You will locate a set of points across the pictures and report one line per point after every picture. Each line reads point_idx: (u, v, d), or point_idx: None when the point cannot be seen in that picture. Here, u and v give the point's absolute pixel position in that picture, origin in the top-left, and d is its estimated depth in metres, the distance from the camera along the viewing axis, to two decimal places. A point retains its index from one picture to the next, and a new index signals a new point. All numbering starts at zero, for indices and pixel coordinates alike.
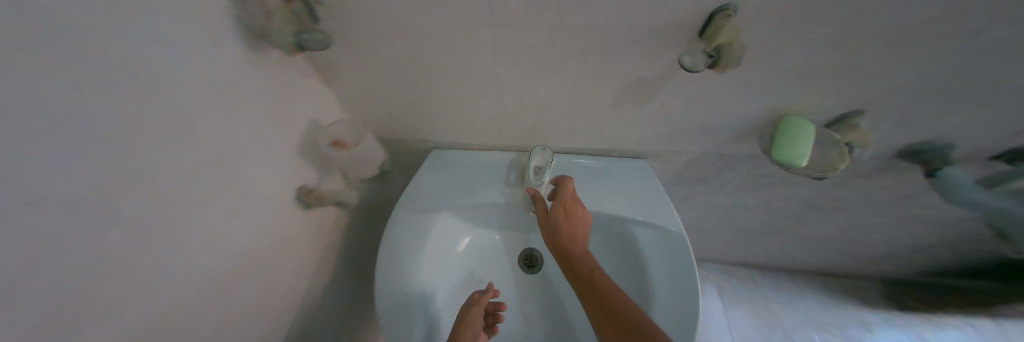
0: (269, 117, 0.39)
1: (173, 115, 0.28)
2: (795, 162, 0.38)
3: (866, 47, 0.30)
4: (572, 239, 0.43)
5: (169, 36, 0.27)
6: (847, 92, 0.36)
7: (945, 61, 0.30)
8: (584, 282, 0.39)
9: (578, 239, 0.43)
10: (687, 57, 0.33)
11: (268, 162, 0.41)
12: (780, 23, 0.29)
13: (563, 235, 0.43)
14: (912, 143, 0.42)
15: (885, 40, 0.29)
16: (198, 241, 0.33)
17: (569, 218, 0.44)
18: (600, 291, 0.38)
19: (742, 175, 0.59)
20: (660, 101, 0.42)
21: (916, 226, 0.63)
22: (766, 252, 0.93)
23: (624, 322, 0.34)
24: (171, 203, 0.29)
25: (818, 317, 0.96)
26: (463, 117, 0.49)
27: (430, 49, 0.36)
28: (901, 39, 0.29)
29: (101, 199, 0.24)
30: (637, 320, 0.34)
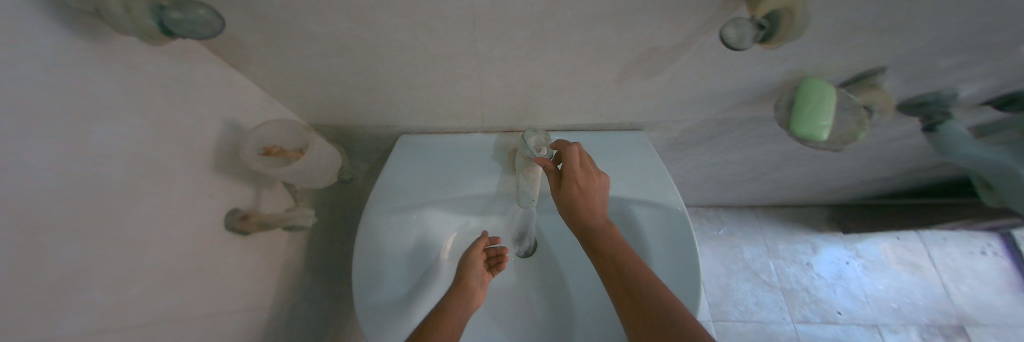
0: (214, 138, 0.30)
1: (90, 170, 0.20)
2: (814, 131, 0.32)
3: (916, 14, 0.26)
4: (588, 215, 0.40)
5: (48, 71, 0.18)
6: (871, 57, 0.33)
7: (990, 26, 0.27)
8: (603, 257, 0.38)
9: (595, 213, 0.40)
10: (731, 30, 0.25)
11: (230, 192, 0.33)
12: None
13: (578, 211, 0.40)
14: (913, 96, 0.39)
15: (942, 6, 0.25)
16: (177, 303, 0.28)
17: (583, 193, 0.39)
18: (619, 264, 0.37)
19: (735, 137, 0.55)
20: (670, 74, 0.36)
21: (881, 168, 0.66)
22: (739, 197, 0.98)
23: (643, 301, 0.33)
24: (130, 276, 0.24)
25: (774, 246, 1.04)
26: (434, 98, 0.40)
27: (382, 23, 0.26)
28: (959, 5, 0.24)
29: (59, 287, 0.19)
30: (658, 298, 0.33)
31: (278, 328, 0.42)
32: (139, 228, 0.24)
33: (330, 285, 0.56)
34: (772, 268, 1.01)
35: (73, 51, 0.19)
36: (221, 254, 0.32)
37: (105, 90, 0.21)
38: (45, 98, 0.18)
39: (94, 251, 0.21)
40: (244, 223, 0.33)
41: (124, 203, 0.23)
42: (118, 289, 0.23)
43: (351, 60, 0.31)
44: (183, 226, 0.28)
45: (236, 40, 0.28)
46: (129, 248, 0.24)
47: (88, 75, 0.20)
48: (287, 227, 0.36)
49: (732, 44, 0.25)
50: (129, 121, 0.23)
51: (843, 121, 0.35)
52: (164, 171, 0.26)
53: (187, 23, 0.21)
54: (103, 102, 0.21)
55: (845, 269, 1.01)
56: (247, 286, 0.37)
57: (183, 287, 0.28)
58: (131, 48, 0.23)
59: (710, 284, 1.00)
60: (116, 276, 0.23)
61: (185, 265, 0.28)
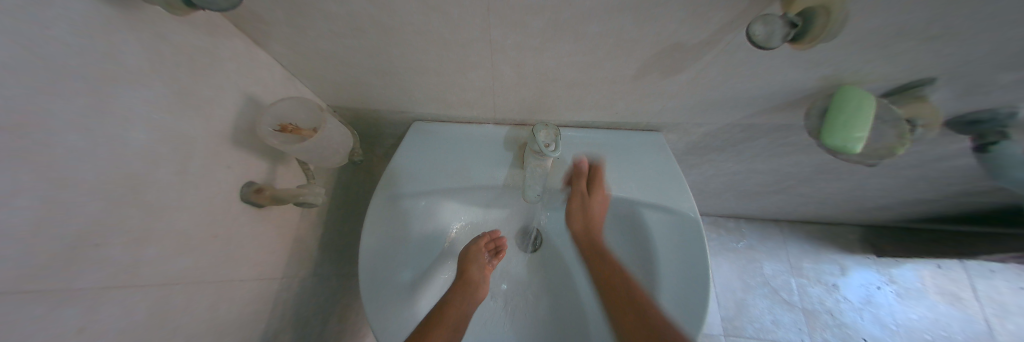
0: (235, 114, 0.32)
1: (122, 136, 0.22)
2: (847, 142, 0.30)
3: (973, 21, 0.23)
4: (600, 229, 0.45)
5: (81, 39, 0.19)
6: (919, 65, 0.30)
7: None
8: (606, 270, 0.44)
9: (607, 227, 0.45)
10: (759, 27, 0.22)
11: (249, 166, 0.35)
12: None
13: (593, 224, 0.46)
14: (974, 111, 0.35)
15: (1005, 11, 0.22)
16: (198, 267, 0.30)
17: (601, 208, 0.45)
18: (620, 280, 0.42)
19: (762, 145, 0.52)
20: (691, 74, 0.34)
21: (924, 188, 0.61)
22: (759, 209, 0.93)
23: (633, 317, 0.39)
24: (159, 237, 0.26)
25: (797, 264, 0.99)
26: (449, 86, 0.40)
27: (397, 5, 0.26)
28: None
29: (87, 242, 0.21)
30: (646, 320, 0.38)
31: (285, 300, 0.44)
32: (161, 192, 0.25)
33: (338, 264, 0.58)
34: (793, 287, 0.96)
35: (99, 16, 0.20)
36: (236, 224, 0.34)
37: (130, 57, 0.22)
38: (72, 59, 0.19)
39: (120, 210, 0.23)
40: (259, 196, 0.35)
41: (150, 168, 0.24)
42: (139, 250, 0.24)
43: (367, 42, 0.32)
44: (203, 194, 0.29)
45: (257, 16, 0.29)
46: (154, 211, 0.25)
47: (112, 42, 0.21)
48: (298, 203, 0.35)
49: (760, 43, 0.23)
50: (154, 89, 0.24)
51: (882, 134, 0.32)
52: (187, 140, 0.27)
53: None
54: (128, 70, 0.22)
55: (876, 294, 0.95)
56: (259, 257, 0.39)
57: (202, 252, 0.30)
58: (157, 19, 0.24)
59: (723, 296, 0.97)
60: (136, 236, 0.24)
61: (202, 232, 0.30)
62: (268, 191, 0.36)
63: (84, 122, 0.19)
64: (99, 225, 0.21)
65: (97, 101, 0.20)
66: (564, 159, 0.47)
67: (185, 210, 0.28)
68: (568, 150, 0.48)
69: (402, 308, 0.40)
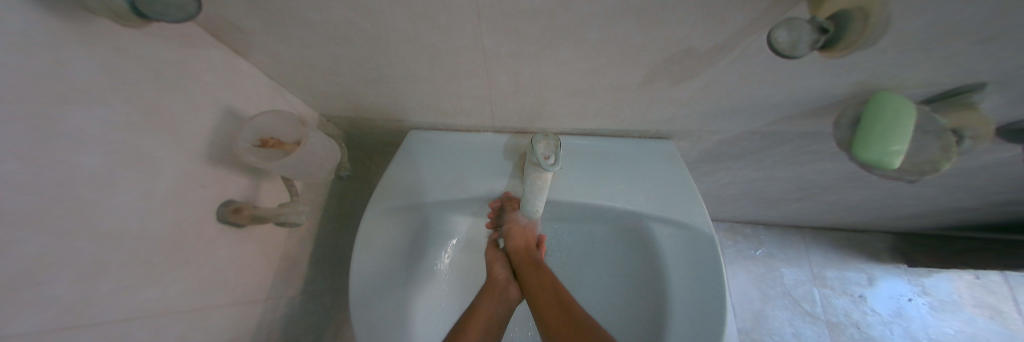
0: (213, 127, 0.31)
1: (83, 159, 0.21)
2: (884, 158, 0.26)
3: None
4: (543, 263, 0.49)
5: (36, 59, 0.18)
6: (968, 69, 0.26)
7: None
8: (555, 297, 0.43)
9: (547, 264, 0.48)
10: (783, 33, 0.20)
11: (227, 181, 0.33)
12: None
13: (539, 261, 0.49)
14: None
15: None
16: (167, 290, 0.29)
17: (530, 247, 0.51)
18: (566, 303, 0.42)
19: (785, 152, 0.48)
20: (705, 80, 0.31)
21: (965, 197, 0.56)
22: (778, 216, 0.88)
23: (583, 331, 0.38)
24: (123, 262, 0.24)
25: (821, 273, 0.93)
26: (445, 94, 0.38)
27: (380, 11, 0.24)
28: None
29: (47, 273, 0.19)
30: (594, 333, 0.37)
31: (269, 315, 0.43)
32: (120, 218, 0.24)
33: (332, 276, 0.57)
34: (816, 298, 0.91)
35: (48, 30, 0.18)
36: (209, 244, 0.33)
37: (89, 75, 0.21)
38: (25, 80, 0.17)
39: (72, 239, 0.21)
40: (237, 216, 0.34)
41: (106, 192, 0.22)
42: (92, 283, 0.22)
43: (353, 50, 0.30)
44: (170, 218, 0.28)
45: (236, 25, 0.28)
46: (111, 239, 0.23)
47: (65, 57, 0.19)
48: (279, 222, 0.35)
49: (783, 51, 0.20)
50: (114, 108, 0.22)
51: (923, 148, 0.29)
52: (150, 161, 0.25)
53: (161, 6, 0.18)
54: (86, 89, 0.20)
55: (907, 306, 0.89)
56: (237, 279, 0.37)
57: (168, 279, 0.29)
58: (113, 30, 0.22)
59: (739, 307, 0.92)
60: (90, 267, 0.22)
61: (165, 257, 0.28)
62: (248, 211, 0.35)
63: (32, 146, 0.18)
64: (59, 254, 0.20)
65: (44, 123, 0.18)
66: (568, 168, 0.45)
67: (151, 231, 0.26)
68: (571, 159, 0.45)
69: (392, 328, 0.38)
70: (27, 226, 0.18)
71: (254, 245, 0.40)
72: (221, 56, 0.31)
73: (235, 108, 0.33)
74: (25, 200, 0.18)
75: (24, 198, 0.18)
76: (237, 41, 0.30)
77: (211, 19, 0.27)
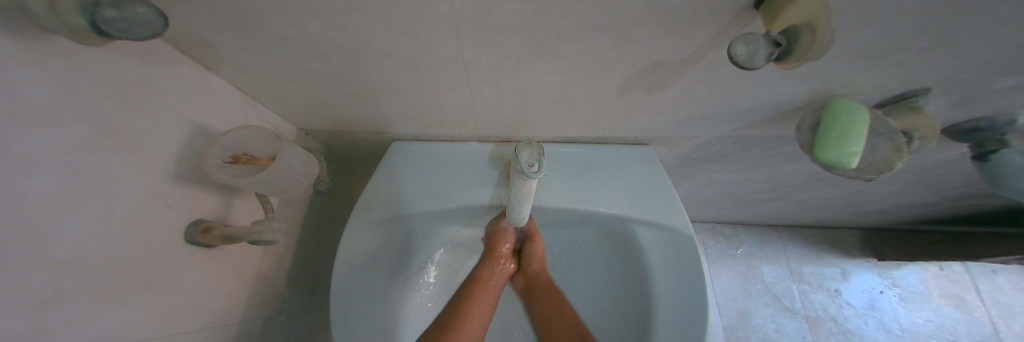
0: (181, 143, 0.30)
1: (42, 182, 0.20)
2: (843, 162, 0.28)
3: (960, 36, 0.22)
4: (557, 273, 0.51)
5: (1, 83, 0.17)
6: (911, 76, 0.28)
7: None
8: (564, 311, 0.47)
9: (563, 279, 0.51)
10: (741, 46, 0.20)
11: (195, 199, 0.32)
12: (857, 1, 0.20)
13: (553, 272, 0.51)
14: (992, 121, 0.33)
15: (990, 27, 0.21)
16: (127, 319, 0.27)
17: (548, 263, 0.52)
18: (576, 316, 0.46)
19: (755, 155, 0.51)
20: (675, 90, 0.33)
21: (925, 193, 0.60)
22: (758, 215, 0.91)
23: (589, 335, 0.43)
24: (80, 289, 0.23)
25: (798, 269, 0.97)
26: (426, 105, 0.38)
27: (358, 26, 0.24)
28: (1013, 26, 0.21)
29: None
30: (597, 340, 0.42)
31: (241, 338, 0.41)
32: (75, 245, 0.22)
33: (311, 294, 0.55)
34: (795, 294, 0.94)
35: (7, 53, 0.18)
36: (176, 267, 0.31)
37: (45, 98, 0.20)
38: None
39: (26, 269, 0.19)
40: (206, 236, 0.33)
41: (63, 219, 0.21)
42: (47, 315, 0.21)
43: (332, 64, 0.30)
44: (131, 241, 0.26)
45: (211, 42, 0.27)
46: (68, 267, 0.22)
47: (24, 80, 0.18)
48: (252, 241, 0.35)
49: (742, 63, 0.21)
50: (73, 131, 0.21)
51: (877, 147, 0.31)
52: (109, 183, 0.24)
53: (122, 23, 0.18)
54: (43, 111, 0.20)
55: (879, 299, 0.93)
56: (208, 302, 0.36)
57: (130, 305, 0.27)
58: (76, 49, 0.21)
59: (724, 306, 0.94)
60: (44, 298, 0.21)
61: (125, 283, 0.26)
62: (217, 230, 0.33)
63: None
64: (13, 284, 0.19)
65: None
66: (551, 175, 0.45)
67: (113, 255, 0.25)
68: (554, 166, 0.46)
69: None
70: None
71: (228, 264, 0.38)
72: (195, 70, 0.31)
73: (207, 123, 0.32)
74: None
75: None
76: (211, 58, 0.30)
77: (185, 37, 0.27)
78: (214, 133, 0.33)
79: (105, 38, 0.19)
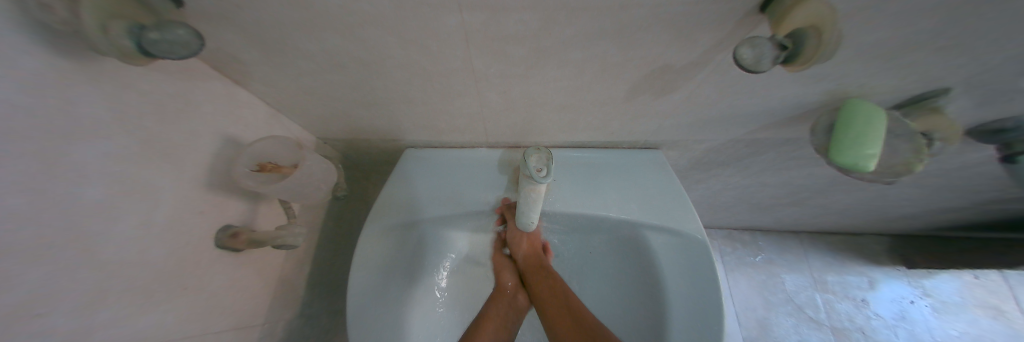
0: (208, 152, 0.31)
1: (87, 187, 0.21)
2: (862, 166, 0.28)
3: (974, 34, 0.22)
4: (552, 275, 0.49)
5: (54, 98, 0.19)
6: (929, 75, 0.28)
7: None
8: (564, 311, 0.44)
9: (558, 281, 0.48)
10: (747, 49, 0.21)
11: (222, 204, 0.34)
12: (864, 1, 0.20)
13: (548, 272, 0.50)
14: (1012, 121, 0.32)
15: (1006, 25, 0.21)
16: (159, 319, 0.28)
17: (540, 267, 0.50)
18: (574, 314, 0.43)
19: (769, 158, 0.50)
20: (685, 93, 0.33)
21: (952, 196, 0.57)
22: (775, 221, 0.88)
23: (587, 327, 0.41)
24: (118, 289, 0.24)
25: (822, 278, 0.93)
26: (438, 113, 0.39)
27: (375, 40, 0.26)
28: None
29: (47, 304, 0.20)
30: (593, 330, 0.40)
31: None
32: (117, 248, 0.24)
33: (329, 299, 0.56)
34: (819, 303, 0.90)
35: (64, 72, 0.19)
36: (206, 271, 0.32)
37: (93, 114, 0.21)
38: (41, 116, 0.18)
39: (71, 271, 0.21)
40: (234, 241, 0.34)
41: (105, 224, 0.23)
42: (90, 314, 0.22)
43: (349, 76, 0.32)
44: (168, 245, 0.28)
45: (237, 58, 0.29)
46: (109, 268, 0.23)
47: (76, 95, 0.20)
48: (276, 245, 0.36)
49: (748, 66, 0.21)
50: (116, 143, 0.23)
51: (896, 150, 0.30)
52: (149, 190, 0.26)
53: (164, 43, 0.19)
54: (90, 124, 0.21)
55: (910, 309, 0.88)
56: (232, 305, 0.37)
57: (166, 305, 0.29)
58: (122, 68, 0.23)
59: (743, 316, 0.90)
60: (87, 299, 0.22)
61: (161, 285, 0.28)
62: (244, 235, 0.35)
63: (40, 177, 0.18)
64: (59, 284, 0.20)
65: (48, 160, 0.19)
66: (560, 179, 0.46)
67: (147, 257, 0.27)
68: (563, 171, 0.46)
69: None
70: (36, 254, 0.19)
71: (251, 268, 0.39)
72: (225, 84, 0.33)
73: (234, 133, 0.34)
74: (32, 230, 0.18)
75: (31, 227, 0.18)
76: (238, 73, 0.32)
77: (214, 55, 0.29)
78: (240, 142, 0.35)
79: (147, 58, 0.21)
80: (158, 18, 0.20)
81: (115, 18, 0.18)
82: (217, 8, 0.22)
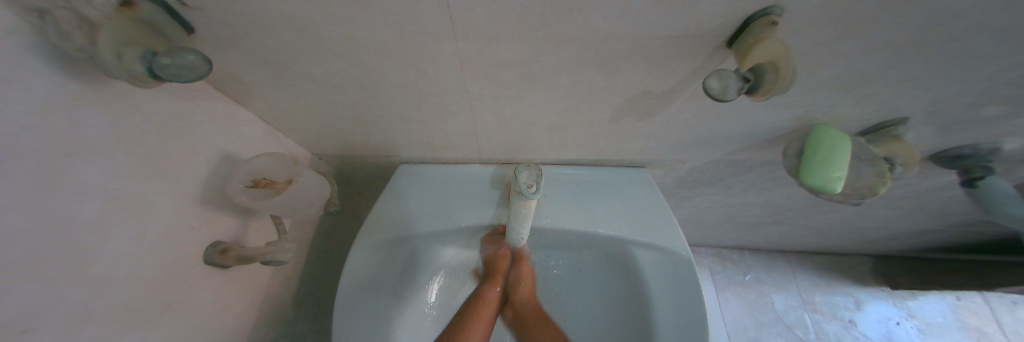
0: (204, 165, 0.32)
1: (83, 201, 0.22)
2: (830, 187, 0.29)
3: (917, 70, 0.24)
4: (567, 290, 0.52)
5: (60, 115, 0.20)
6: (885, 106, 0.30)
7: (1009, 79, 0.25)
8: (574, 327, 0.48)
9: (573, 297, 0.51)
10: (715, 80, 0.22)
11: (214, 217, 0.34)
12: (819, 40, 0.22)
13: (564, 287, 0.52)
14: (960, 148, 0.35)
15: (942, 63, 0.23)
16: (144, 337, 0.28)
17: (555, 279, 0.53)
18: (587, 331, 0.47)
19: (749, 179, 0.52)
20: (665, 117, 0.35)
21: (927, 218, 0.59)
22: (765, 239, 0.89)
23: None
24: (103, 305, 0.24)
25: (809, 298, 0.93)
26: (431, 131, 0.41)
27: (374, 64, 0.27)
28: (959, 63, 0.23)
29: (32, 322, 0.19)
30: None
31: None
32: (108, 263, 0.24)
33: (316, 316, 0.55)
34: (809, 324, 0.90)
35: (73, 92, 0.20)
36: (192, 287, 0.32)
37: (91, 130, 0.22)
38: (45, 135, 0.19)
39: (60, 287, 0.21)
40: (224, 257, 0.34)
41: (96, 239, 0.23)
42: (75, 329, 0.22)
43: (347, 96, 0.33)
44: (158, 260, 0.28)
45: (241, 79, 0.30)
46: (98, 283, 0.23)
47: (81, 115, 0.21)
48: (267, 262, 0.36)
49: (715, 95, 0.23)
50: (113, 159, 0.24)
51: (861, 173, 0.32)
52: (143, 205, 0.26)
53: (174, 68, 0.20)
54: (91, 141, 0.22)
55: (897, 330, 0.89)
56: (218, 321, 0.36)
57: (151, 322, 0.28)
58: (131, 89, 0.25)
59: (735, 336, 0.90)
60: (74, 314, 0.22)
61: (148, 301, 0.28)
62: (235, 251, 0.35)
63: (39, 193, 0.19)
64: (47, 301, 0.20)
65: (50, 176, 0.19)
66: (551, 196, 0.47)
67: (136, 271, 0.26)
68: (554, 187, 0.47)
69: None
70: (25, 268, 0.19)
71: (238, 283, 0.39)
72: (226, 101, 0.34)
73: (231, 148, 0.35)
74: (24, 247, 0.19)
75: (24, 242, 0.19)
76: (240, 92, 0.33)
77: (218, 75, 0.30)
78: (238, 156, 0.36)
79: (155, 80, 0.22)
80: (169, 45, 0.22)
81: (130, 45, 0.20)
82: (227, 34, 0.23)
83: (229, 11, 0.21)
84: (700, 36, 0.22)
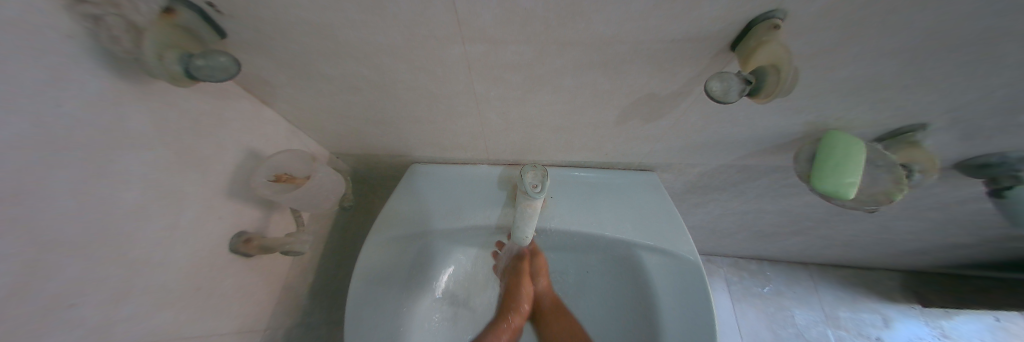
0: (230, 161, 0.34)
1: (124, 189, 0.24)
2: (843, 193, 0.29)
3: (930, 73, 0.24)
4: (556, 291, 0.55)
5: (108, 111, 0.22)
6: (901, 110, 0.30)
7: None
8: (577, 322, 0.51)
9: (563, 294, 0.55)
10: (716, 83, 0.23)
11: (238, 210, 0.36)
12: (824, 43, 0.22)
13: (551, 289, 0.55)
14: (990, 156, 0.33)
15: (955, 66, 0.23)
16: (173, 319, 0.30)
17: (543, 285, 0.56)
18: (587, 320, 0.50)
19: (764, 185, 0.51)
20: (673, 120, 0.35)
21: (958, 231, 0.56)
22: (782, 249, 0.86)
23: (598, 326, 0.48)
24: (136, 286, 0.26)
25: (833, 313, 0.89)
26: (442, 132, 0.42)
27: (388, 67, 0.29)
28: (974, 66, 0.22)
29: (74, 297, 0.21)
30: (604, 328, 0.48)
31: None
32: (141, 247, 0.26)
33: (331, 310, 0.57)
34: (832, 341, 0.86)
35: (118, 89, 0.23)
36: (218, 275, 0.34)
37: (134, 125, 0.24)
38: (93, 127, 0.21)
39: (100, 266, 0.23)
40: (247, 247, 0.36)
41: (134, 224, 0.25)
42: (110, 307, 0.24)
43: (363, 97, 0.35)
44: (187, 247, 0.30)
45: (265, 80, 0.33)
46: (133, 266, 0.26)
47: (125, 110, 0.23)
48: (285, 252, 0.38)
49: (717, 97, 0.23)
50: (153, 151, 0.26)
51: (878, 179, 0.32)
52: (176, 195, 0.28)
53: (207, 69, 0.22)
54: (133, 135, 0.24)
55: None
56: (240, 308, 0.38)
57: (180, 305, 0.30)
58: (170, 89, 0.27)
59: None
60: (111, 294, 0.24)
61: (177, 285, 0.30)
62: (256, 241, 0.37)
63: (86, 179, 0.21)
64: (87, 279, 0.22)
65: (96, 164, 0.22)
66: (557, 197, 0.47)
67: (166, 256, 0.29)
68: (560, 188, 0.48)
69: None
70: (70, 247, 0.21)
71: (259, 274, 0.41)
72: (252, 101, 0.36)
73: (256, 145, 0.37)
74: (69, 228, 0.21)
75: (70, 223, 0.21)
76: (264, 93, 0.35)
77: (245, 77, 0.32)
78: (261, 153, 0.38)
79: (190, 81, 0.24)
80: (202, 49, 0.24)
81: (169, 49, 0.22)
82: (254, 38, 0.25)
83: (256, 18, 0.23)
84: (700, 41, 0.23)
